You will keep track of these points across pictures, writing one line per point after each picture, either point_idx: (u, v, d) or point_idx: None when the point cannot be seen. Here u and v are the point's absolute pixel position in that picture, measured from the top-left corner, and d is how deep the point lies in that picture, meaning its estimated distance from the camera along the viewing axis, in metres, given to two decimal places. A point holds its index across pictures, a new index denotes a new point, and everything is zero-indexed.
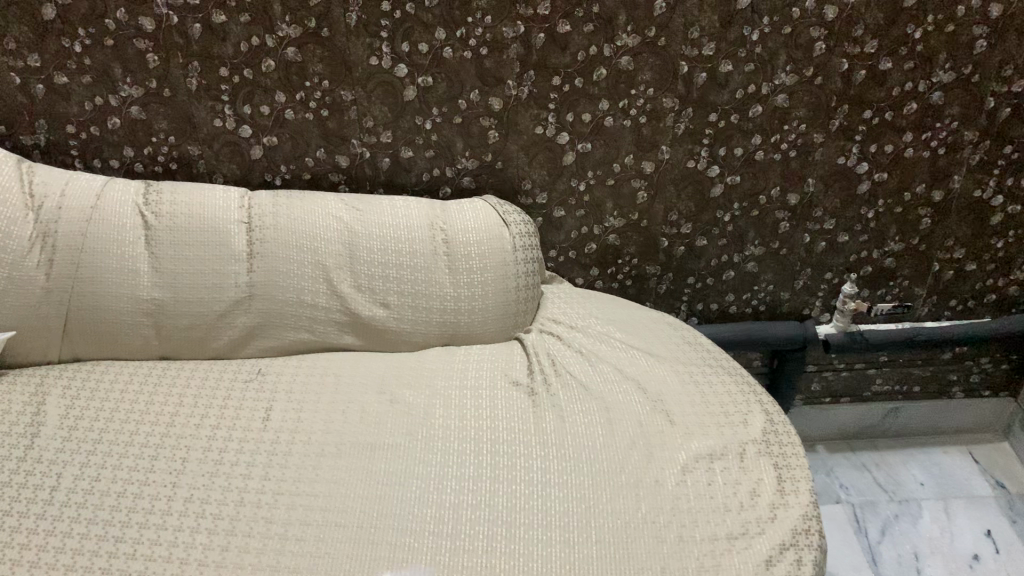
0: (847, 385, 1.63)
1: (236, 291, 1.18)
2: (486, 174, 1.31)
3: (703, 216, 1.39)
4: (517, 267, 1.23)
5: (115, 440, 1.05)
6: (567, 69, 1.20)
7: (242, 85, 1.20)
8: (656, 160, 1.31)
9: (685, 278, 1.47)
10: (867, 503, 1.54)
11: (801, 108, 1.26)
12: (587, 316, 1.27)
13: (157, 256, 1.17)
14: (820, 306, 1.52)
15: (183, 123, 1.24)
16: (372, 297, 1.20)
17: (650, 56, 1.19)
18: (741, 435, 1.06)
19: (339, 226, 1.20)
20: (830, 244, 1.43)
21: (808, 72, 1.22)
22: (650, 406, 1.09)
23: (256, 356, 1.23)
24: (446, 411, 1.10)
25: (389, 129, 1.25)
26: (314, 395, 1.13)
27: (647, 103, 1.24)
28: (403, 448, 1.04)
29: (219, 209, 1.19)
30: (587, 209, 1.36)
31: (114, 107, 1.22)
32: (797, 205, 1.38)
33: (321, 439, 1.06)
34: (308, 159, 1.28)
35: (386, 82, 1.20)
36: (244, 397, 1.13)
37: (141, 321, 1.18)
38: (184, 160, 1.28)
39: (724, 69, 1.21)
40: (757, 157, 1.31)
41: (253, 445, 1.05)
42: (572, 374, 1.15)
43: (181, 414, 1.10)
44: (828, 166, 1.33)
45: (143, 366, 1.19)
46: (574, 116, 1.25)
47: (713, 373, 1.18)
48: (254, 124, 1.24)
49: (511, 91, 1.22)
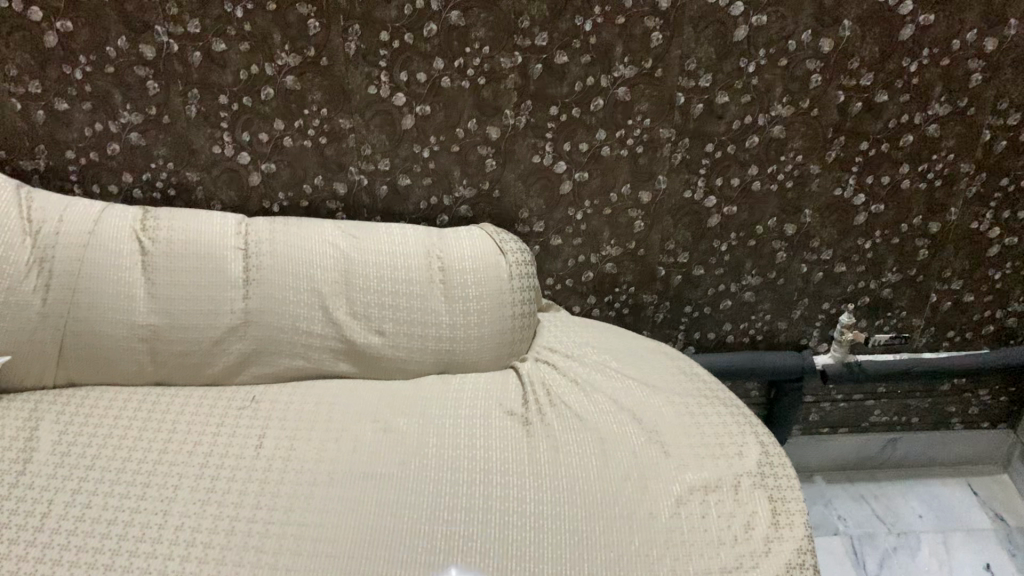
0: (844, 415, 1.61)
1: (231, 318, 1.17)
2: (484, 203, 1.31)
3: (700, 246, 1.37)
4: (514, 296, 1.23)
5: (108, 465, 1.05)
6: (564, 99, 1.21)
7: (242, 113, 1.20)
8: (653, 189, 1.31)
9: (682, 306, 1.44)
10: (866, 535, 1.53)
11: (797, 140, 1.27)
12: (583, 345, 1.27)
13: (153, 281, 1.17)
14: (818, 336, 1.50)
15: (182, 150, 1.24)
16: (367, 324, 1.19)
17: (647, 87, 1.21)
18: (735, 467, 1.08)
19: (335, 253, 1.20)
20: (828, 274, 1.42)
21: (804, 104, 1.23)
22: (646, 437, 1.10)
23: (250, 384, 1.21)
24: (439, 440, 1.08)
25: (387, 157, 1.25)
26: (308, 423, 1.12)
27: (644, 133, 1.25)
28: (394, 478, 1.03)
29: (216, 235, 1.19)
30: (584, 238, 1.35)
31: (113, 134, 1.22)
32: (794, 235, 1.37)
33: (314, 468, 1.05)
34: (305, 186, 1.28)
35: (384, 110, 1.21)
36: (236, 425, 1.12)
37: (136, 347, 1.17)
38: (182, 186, 1.27)
39: (720, 100, 1.23)
40: (753, 188, 1.31)
41: (245, 473, 1.04)
42: (567, 405, 1.14)
43: (173, 442, 1.09)
44: (825, 197, 1.33)
45: (138, 393, 1.19)
46: (572, 145, 1.26)
47: (708, 405, 1.18)
48: (252, 151, 1.24)
49: (509, 120, 1.23)
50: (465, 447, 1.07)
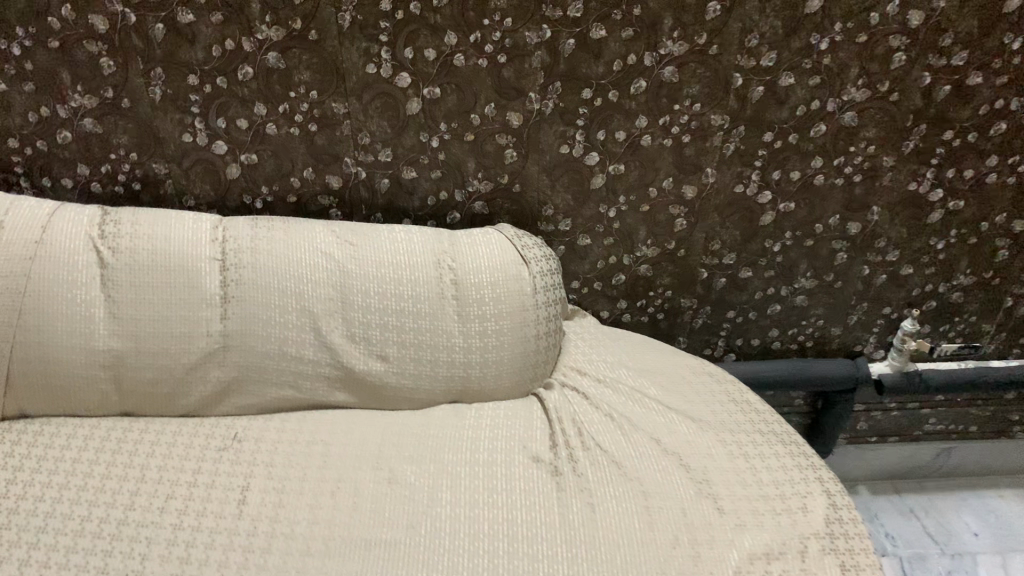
0: (896, 424, 1.45)
1: (208, 341, 1.00)
2: (502, 199, 1.13)
3: (750, 246, 1.19)
4: (538, 314, 1.06)
5: (63, 527, 0.88)
6: (600, 80, 1.02)
7: (215, 95, 1.01)
8: (699, 183, 1.12)
9: (725, 311, 1.27)
10: (916, 556, 1.38)
11: (870, 128, 1.08)
12: (615, 366, 1.11)
13: (115, 299, 0.99)
14: (875, 342, 1.33)
15: (146, 138, 1.04)
16: (368, 348, 1.03)
17: (699, 67, 1.01)
18: (800, 527, 0.91)
19: (329, 264, 1.02)
20: (892, 277, 1.24)
21: (883, 87, 1.04)
22: (695, 489, 0.94)
23: (233, 415, 1.05)
24: (453, 496, 0.92)
25: (388, 147, 1.06)
26: (299, 469, 0.96)
27: (692, 120, 1.06)
28: (401, 545, 0.87)
29: (189, 243, 1.01)
30: (617, 237, 1.17)
31: (63, 119, 1.02)
32: (857, 235, 1.19)
33: (306, 533, 0.88)
34: (293, 180, 1.09)
35: (385, 93, 1.01)
36: (216, 473, 0.96)
37: (98, 375, 1.00)
38: (149, 180, 1.08)
39: (784, 82, 1.03)
40: (816, 182, 1.13)
41: (227, 538, 0.88)
42: (601, 448, 0.98)
43: (141, 495, 0.93)
44: (896, 193, 1.15)
45: (101, 427, 1.02)
46: (607, 134, 1.07)
47: (763, 443, 1.02)
48: (230, 140, 1.05)
49: (533, 105, 1.04)
50: (484, 505, 0.91)
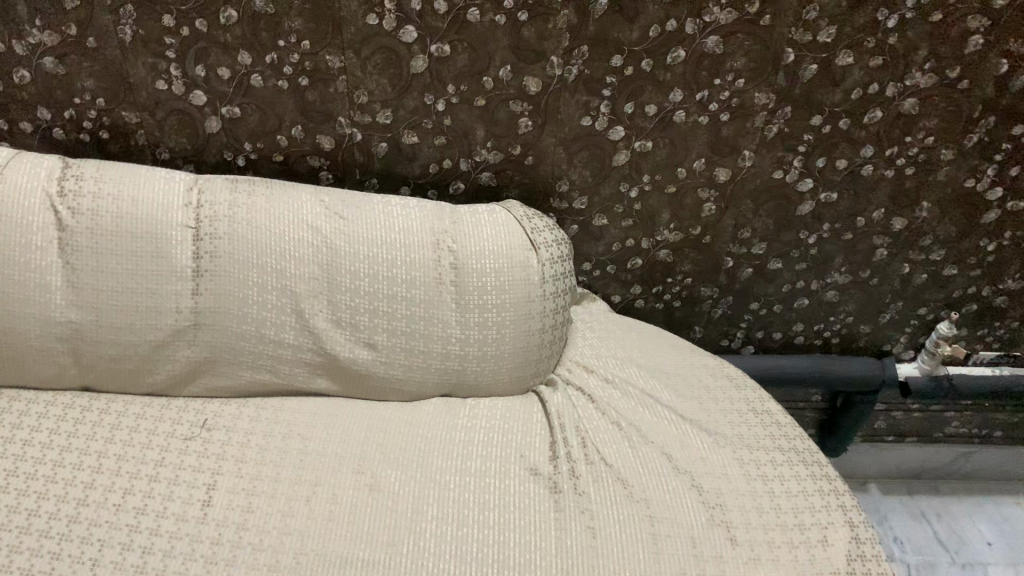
0: (916, 425, 1.37)
1: (177, 319, 0.90)
2: (512, 171, 1.01)
3: (783, 237, 1.09)
4: (544, 305, 0.96)
5: (7, 523, 0.77)
6: (633, 47, 0.89)
7: (193, 40, 0.88)
8: (734, 167, 1.01)
9: (748, 303, 1.18)
10: (926, 564, 1.29)
11: (932, 117, 0.96)
12: (626, 364, 1.03)
13: (73, 266, 0.88)
14: (905, 342, 1.24)
15: (115, 83, 0.92)
16: (354, 335, 0.93)
17: (747, 38, 0.89)
18: (819, 565, 0.81)
19: (314, 240, 0.91)
20: (933, 277, 1.14)
21: (953, 72, 0.92)
22: (708, 516, 0.84)
23: (202, 396, 0.96)
24: (440, 510, 0.84)
25: (388, 108, 0.94)
26: (273, 468, 0.87)
27: (734, 97, 0.94)
28: (379, 566, 0.77)
29: (158, 205, 0.89)
30: (637, 220, 1.07)
31: (20, 56, 0.90)
32: (901, 231, 1.08)
33: (274, 545, 0.79)
34: (280, 138, 0.97)
35: (387, 47, 0.89)
36: (180, 467, 0.86)
37: (53, 349, 0.90)
38: (119, 129, 0.96)
39: (841, 62, 0.91)
40: (863, 173, 1.02)
41: (188, 546, 0.78)
42: (605, 462, 0.90)
43: (96, 488, 0.82)
44: (951, 189, 1.03)
45: (57, 403, 0.92)
46: (636, 107, 0.95)
47: (785, 463, 0.92)
48: (210, 90, 0.92)
49: (555, 71, 0.91)
50: (474, 523, 0.82)
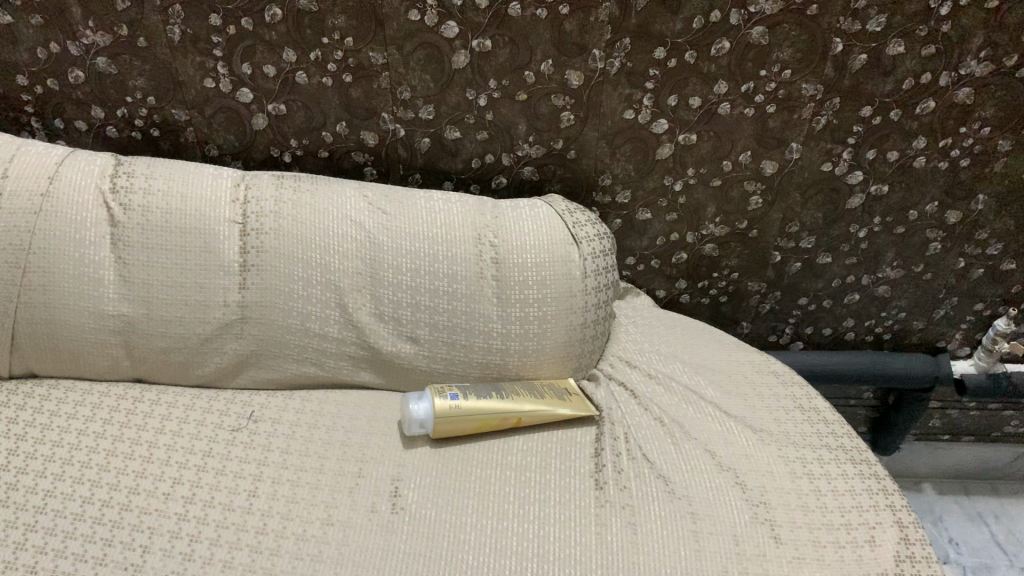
0: (972, 424, 1.33)
1: (225, 312, 0.92)
2: (555, 165, 1.01)
3: (832, 230, 1.07)
4: (586, 300, 0.96)
5: (63, 510, 0.79)
6: (676, 39, 0.88)
7: (240, 38, 0.89)
8: (781, 159, 0.99)
9: (796, 298, 1.17)
10: (983, 566, 1.25)
11: (988, 107, 0.93)
12: (670, 360, 1.03)
13: (125, 261, 0.90)
14: (960, 339, 1.21)
15: (164, 82, 0.94)
16: (397, 328, 0.95)
17: (793, 29, 0.87)
18: (865, 565, 0.78)
19: (359, 235, 0.93)
20: (990, 271, 1.11)
21: (1010, 61, 0.89)
22: (753, 514, 0.83)
23: (250, 388, 0.98)
24: (482, 504, 0.84)
25: (430, 103, 0.95)
26: (317, 460, 0.89)
27: (780, 89, 0.92)
28: (419, 557, 0.78)
29: (207, 201, 0.91)
30: (682, 214, 1.06)
31: (74, 57, 0.92)
32: (955, 225, 1.05)
33: (317, 535, 0.80)
34: (324, 134, 0.98)
35: (429, 44, 0.89)
36: (226, 458, 0.88)
37: (108, 340, 0.92)
38: (169, 127, 0.99)
39: (892, 51, 0.88)
40: (915, 165, 0.99)
41: (234, 535, 0.80)
42: (648, 459, 0.89)
43: (147, 478, 0.84)
44: (1009, 181, 1.00)
45: (111, 394, 0.94)
46: (680, 100, 0.93)
47: (833, 461, 0.90)
48: (256, 87, 0.94)
49: (596, 64, 0.90)
50: (515, 518, 0.82)
